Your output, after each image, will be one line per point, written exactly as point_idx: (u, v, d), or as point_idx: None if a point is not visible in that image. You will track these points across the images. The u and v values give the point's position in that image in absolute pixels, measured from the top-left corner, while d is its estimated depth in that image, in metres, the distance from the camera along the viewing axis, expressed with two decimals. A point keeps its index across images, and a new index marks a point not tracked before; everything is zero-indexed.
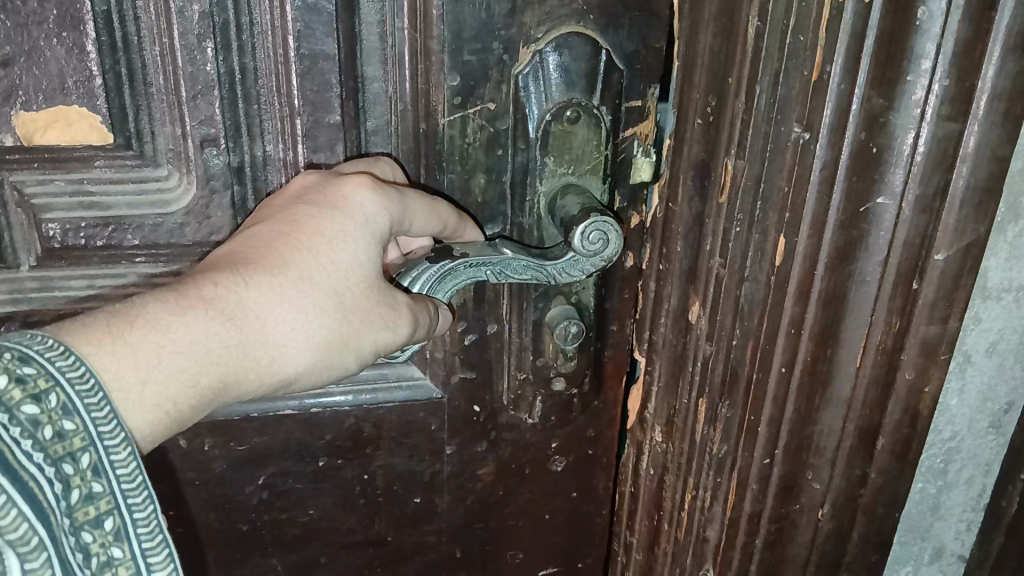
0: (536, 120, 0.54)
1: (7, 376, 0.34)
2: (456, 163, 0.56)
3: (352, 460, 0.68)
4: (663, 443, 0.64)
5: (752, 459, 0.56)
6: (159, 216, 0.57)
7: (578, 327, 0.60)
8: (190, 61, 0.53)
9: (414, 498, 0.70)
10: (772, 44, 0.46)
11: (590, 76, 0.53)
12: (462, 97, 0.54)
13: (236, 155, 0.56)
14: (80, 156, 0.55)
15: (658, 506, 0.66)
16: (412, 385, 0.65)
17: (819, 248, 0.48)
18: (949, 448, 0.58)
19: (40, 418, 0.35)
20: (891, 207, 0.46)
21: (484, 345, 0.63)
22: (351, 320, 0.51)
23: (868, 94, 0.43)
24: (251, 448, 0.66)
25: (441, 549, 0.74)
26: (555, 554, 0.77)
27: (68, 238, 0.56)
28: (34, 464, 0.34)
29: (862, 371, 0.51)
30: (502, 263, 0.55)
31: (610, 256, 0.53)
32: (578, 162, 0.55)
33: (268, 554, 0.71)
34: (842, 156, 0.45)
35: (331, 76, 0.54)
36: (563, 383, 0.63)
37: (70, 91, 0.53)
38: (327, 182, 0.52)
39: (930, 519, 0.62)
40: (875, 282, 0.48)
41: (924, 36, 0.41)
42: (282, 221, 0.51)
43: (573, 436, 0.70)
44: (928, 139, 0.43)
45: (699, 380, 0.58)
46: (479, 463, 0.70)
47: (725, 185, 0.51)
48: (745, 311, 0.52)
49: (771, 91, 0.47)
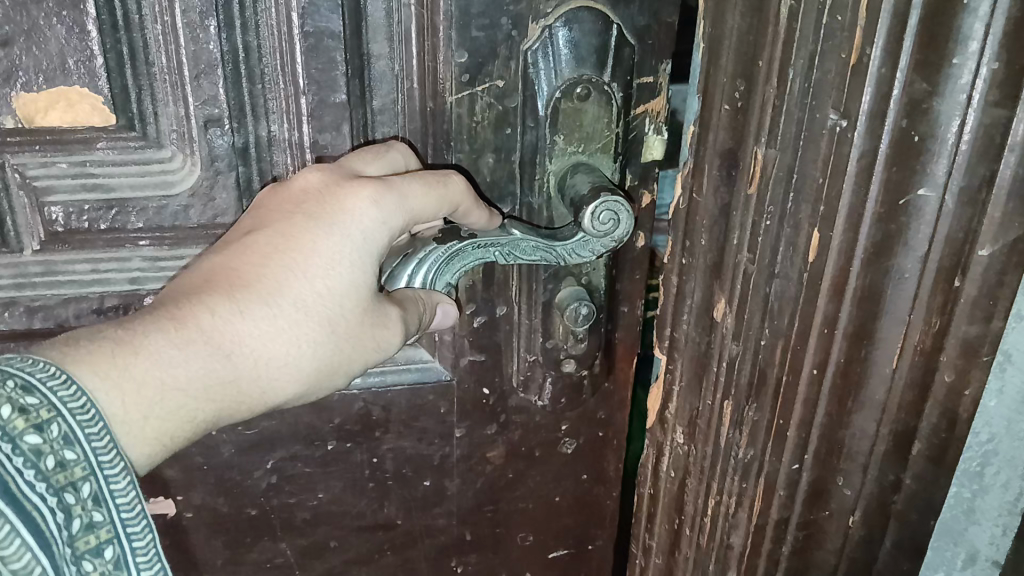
0: (545, 97, 0.51)
1: (10, 406, 0.33)
2: (464, 142, 0.53)
3: (360, 444, 0.65)
4: (685, 445, 0.60)
5: (779, 464, 0.53)
6: (164, 199, 0.54)
7: (589, 309, 0.57)
8: (192, 40, 0.50)
9: (424, 481, 0.68)
10: (808, 23, 0.42)
11: (601, 52, 0.50)
12: (471, 74, 0.51)
13: (240, 136, 0.54)
14: (83, 138, 0.52)
15: (679, 510, 0.63)
16: (422, 367, 0.63)
17: (855, 243, 0.44)
18: (985, 451, 0.55)
19: (42, 449, 0.34)
20: (933, 199, 0.42)
21: (494, 327, 0.61)
22: (344, 347, 0.49)
23: (911, 78, 0.40)
24: (260, 432, 0.63)
25: (450, 532, 0.71)
26: (566, 537, 0.74)
27: (71, 221, 0.54)
28: (37, 493, 0.33)
29: (898, 371, 0.47)
30: (510, 245, 0.52)
31: (621, 236, 0.51)
32: (588, 141, 0.52)
33: (277, 538, 0.68)
34: (881, 147, 0.42)
35: (337, 53, 0.51)
36: (573, 365, 0.60)
37: (71, 70, 0.50)
38: (330, 184, 0.48)
39: (963, 522, 0.59)
40: (914, 279, 0.45)
41: (971, 15, 0.37)
42: (278, 232, 0.48)
43: (584, 418, 0.68)
44: (974, 126, 0.40)
45: (724, 381, 0.55)
46: (488, 445, 0.67)
47: (754, 175, 0.48)
48: (775, 307, 0.49)
49: (805, 73, 0.43)
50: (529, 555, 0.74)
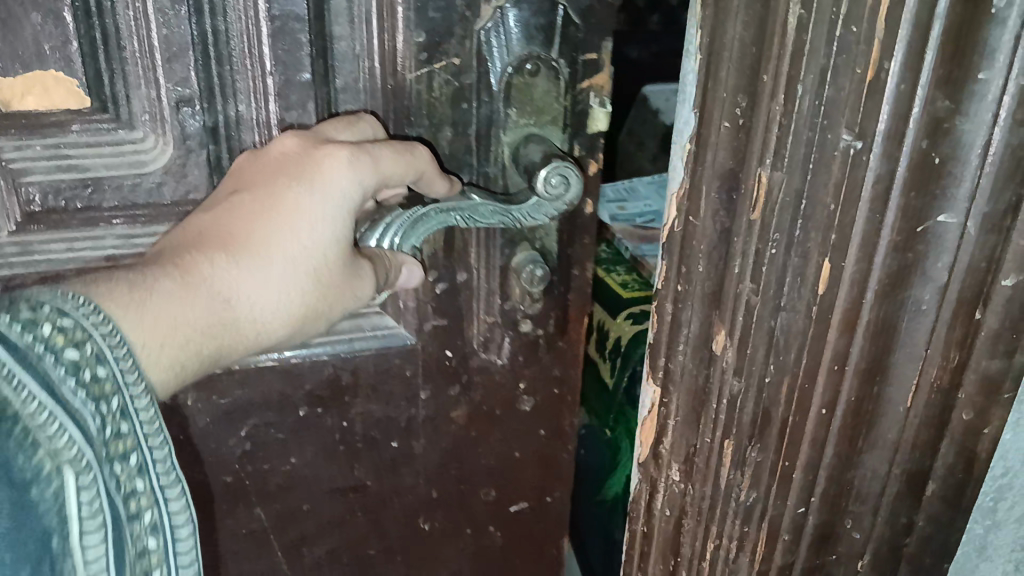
0: (497, 74, 0.52)
1: (50, 324, 0.33)
2: (423, 118, 0.53)
3: (332, 408, 0.64)
4: (681, 483, 0.57)
5: (783, 508, 0.50)
6: (138, 177, 0.53)
7: (543, 271, 0.59)
8: (164, 24, 0.49)
9: (391, 443, 0.67)
10: (818, 34, 0.38)
11: (548, 31, 0.51)
12: (428, 53, 0.51)
13: (210, 115, 0.53)
14: (55, 122, 0.51)
15: (676, 552, 0.59)
16: (385, 334, 0.62)
17: (868, 273, 0.41)
18: (1000, 485, 0.51)
19: (79, 362, 0.33)
20: (954, 226, 0.39)
21: (455, 293, 0.60)
22: (327, 295, 0.50)
23: (933, 96, 0.36)
24: (234, 402, 0.62)
25: (418, 491, 0.70)
26: (527, 491, 0.72)
27: (48, 201, 0.53)
28: (79, 400, 0.33)
29: (913, 409, 0.45)
30: (470, 209, 0.52)
31: (572, 200, 0.53)
32: (540, 113, 0.54)
33: (252, 504, 0.67)
34: (898, 170, 0.38)
35: (301, 35, 0.51)
36: (530, 324, 0.62)
37: (47, 57, 0.49)
38: (309, 149, 0.49)
39: (975, 560, 0.55)
40: (932, 310, 0.42)
41: (1000, 27, 0.34)
42: (261, 193, 0.48)
43: (541, 375, 0.66)
44: (1000, 146, 0.37)
45: (724, 421, 0.50)
46: (452, 406, 0.66)
47: (757, 201, 0.44)
48: (781, 344, 0.45)
49: (817, 90, 0.39)
50: (494, 512, 0.73)
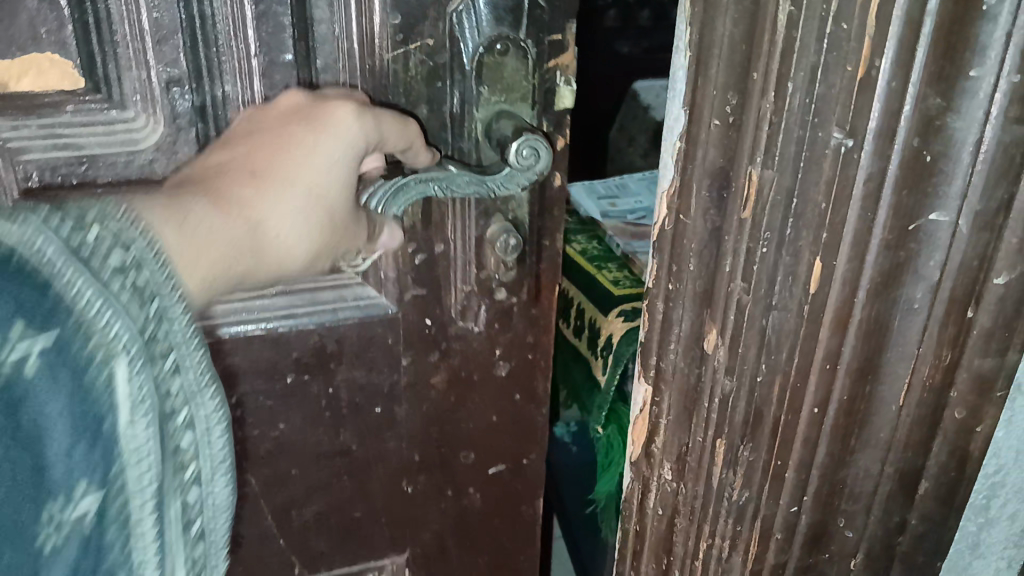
0: (468, 53, 0.49)
1: (98, 216, 0.32)
2: (400, 96, 0.50)
3: (317, 375, 0.61)
4: (673, 482, 0.56)
5: (776, 508, 0.49)
6: (131, 154, 0.50)
7: (517, 240, 0.56)
8: (151, 7, 0.46)
9: (374, 408, 0.64)
10: (810, 31, 0.37)
11: (516, 12, 0.48)
12: (405, 33, 0.49)
13: (199, 95, 0.50)
14: (51, 102, 0.48)
15: (668, 551, 0.59)
16: (364, 304, 0.59)
17: (860, 272, 0.41)
18: (992, 483, 0.51)
19: (125, 258, 0.32)
20: (946, 224, 0.39)
21: (433, 265, 0.58)
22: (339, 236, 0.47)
23: (924, 92, 0.36)
24: (223, 372, 0.58)
25: (401, 455, 0.66)
26: (503, 452, 0.69)
27: (45, 179, 0.50)
28: (123, 292, 0.32)
29: (905, 409, 0.45)
30: (446, 179, 0.49)
31: (543, 171, 0.49)
32: (509, 91, 0.51)
33: (242, 469, 0.63)
34: (889, 168, 0.38)
35: (285, 17, 0.48)
36: (506, 291, 0.60)
37: (42, 40, 0.46)
38: (320, 100, 0.45)
39: (968, 557, 0.55)
40: (924, 309, 0.42)
41: (992, 23, 0.34)
42: (276, 131, 0.44)
43: (515, 342, 0.63)
44: (992, 144, 0.36)
45: (716, 418, 0.50)
46: (431, 372, 0.63)
47: (748, 198, 0.43)
48: (772, 343, 0.44)
49: (807, 86, 0.38)
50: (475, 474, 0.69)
